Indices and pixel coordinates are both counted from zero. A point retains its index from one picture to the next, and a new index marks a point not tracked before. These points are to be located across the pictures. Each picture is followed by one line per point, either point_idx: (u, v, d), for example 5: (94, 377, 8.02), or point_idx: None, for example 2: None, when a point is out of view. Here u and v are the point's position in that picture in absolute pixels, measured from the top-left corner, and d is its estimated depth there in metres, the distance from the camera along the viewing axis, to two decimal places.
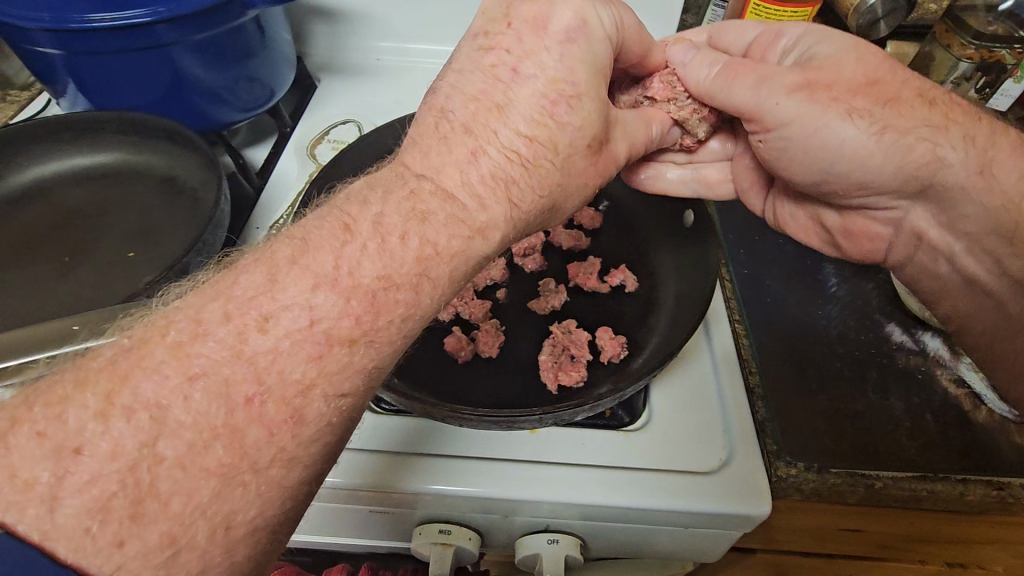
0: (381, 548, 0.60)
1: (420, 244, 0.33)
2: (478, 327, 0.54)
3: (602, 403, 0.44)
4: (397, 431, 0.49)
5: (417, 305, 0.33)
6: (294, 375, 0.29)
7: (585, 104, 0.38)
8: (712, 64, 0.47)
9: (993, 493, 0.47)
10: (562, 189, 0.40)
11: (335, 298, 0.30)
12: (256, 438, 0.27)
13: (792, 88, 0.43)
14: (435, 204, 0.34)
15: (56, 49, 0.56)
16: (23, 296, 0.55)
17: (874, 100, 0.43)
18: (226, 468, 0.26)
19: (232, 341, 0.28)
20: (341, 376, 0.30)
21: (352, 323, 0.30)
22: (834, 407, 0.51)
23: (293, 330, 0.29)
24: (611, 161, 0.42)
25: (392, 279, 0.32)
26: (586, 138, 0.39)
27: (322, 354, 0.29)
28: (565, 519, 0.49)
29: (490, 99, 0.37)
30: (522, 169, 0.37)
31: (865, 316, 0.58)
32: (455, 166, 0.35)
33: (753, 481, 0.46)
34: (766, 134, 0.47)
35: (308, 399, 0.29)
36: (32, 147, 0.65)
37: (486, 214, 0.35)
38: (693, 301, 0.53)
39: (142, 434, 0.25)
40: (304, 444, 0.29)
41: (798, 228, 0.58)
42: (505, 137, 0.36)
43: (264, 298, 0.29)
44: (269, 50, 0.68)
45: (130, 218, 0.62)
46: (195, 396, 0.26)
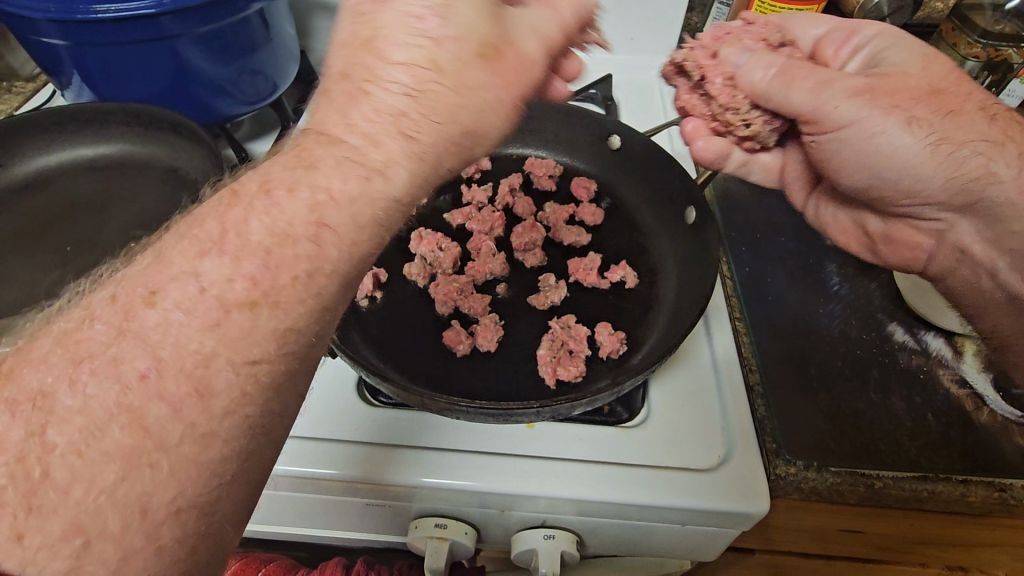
0: (378, 543, 0.60)
1: (311, 193, 0.28)
2: (478, 320, 0.53)
3: (600, 397, 0.44)
4: (392, 424, 0.49)
5: (323, 257, 0.28)
6: (190, 345, 0.25)
7: (458, 10, 0.30)
8: (768, 66, 0.44)
9: (995, 494, 0.46)
10: (466, 126, 0.32)
11: (223, 261, 0.26)
12: (159, 414, 0.24)
13: (854, 92, 0.43)
14: (321, 151, 0.29)
15: (61, 40, 0.56)
16: (24, 286, 0.55)
17: (934, 110, 0.44)
18: (130, 449, 0.23)
19: (118, 320, 0.25)
20: (247, 341, 0.26)
21: (248, 284, 0.26)
22: (835, 406, 0.50)
23: (182, 300, 0.25)
24: (527, 63, 0.32)
25: (287, 234, 0.27)
26: (474, 44, 0.30)
27: (218, 321, 0.26)
28: (562, 514, 0.49)
29: (358, 33, 0.31)
30: (408, 99, 0.30)
31: (868, 316, 0.57)
32: (337, 112, 0.30)
33: (752, 479, 0.46)
34: (821, 136, 0.46)
35: (212, 369, 0.25)
36: (37, 138, 0.65)
37: (383, 153, 0.29)
38: (694, 295, 0.53)
39: (29, 423, 0.22)
40: (218, 417, 0.25)
41: (839, 229, 0.58)
42: (378, 71, 0.30)
43: (151, 273, 0.26)
44: (273, 44, 0.68)
45: (132, 210, 0.63)
46: (82, 377, 0.23)
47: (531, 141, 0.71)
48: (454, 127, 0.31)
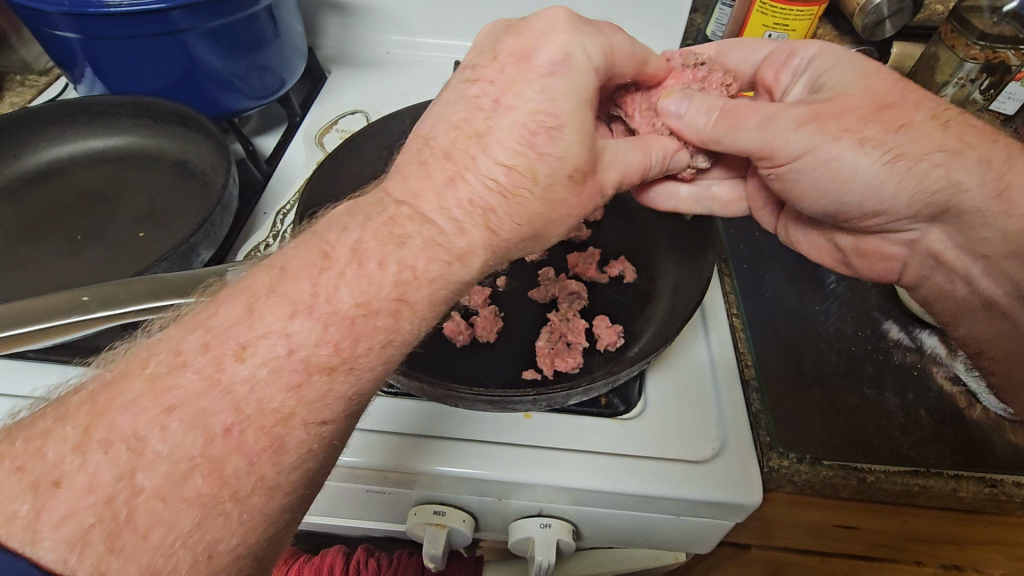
0: (378, 531, 0.61)
1: (397, 268, 0.33)
2: (477, 312, 0.54)
3: (595, 385, 0.45)
4: (392, 413, 0.50)
5: (397, 330, 0.33)
6: (272, 404, 0.30)
7: (567, 136, 0.37)
8: (709, 112, 0.46)
9: (986, 490, 0.47)
10: (543, 219, 0.39)
11: (313, 326, 0.31)
12: (236, 467, 0.28)
13: (800, 122, 0.43)
14: (412, 228, 0.35)
15: (74, 33, 0.58)
16: (35, 271, 0.56)
17: (885, 128, 0.43)
18: (207, 498, 0.27)
19: (210, 370, 0.29)
20: (319, 404, 0.31)
21: (331, 351, 0.31)
22: (829, 401, 0.51)
23: (270, 359, 0.30)
24: (600, 188, 0.41)
25: (371, 305, 0.33)
26: (569, 169, 0.38)
27: (300, 382, 0.30)
28: (558, 503, 0.49)
29: (471, 127, 0.37)
30: (499, 197, 0.37)
31: (863, 313, 0.58)
32: (434, 190, 0.36)
33: (745, 471, 0.47)
34: (779, 169, 0.47)
35: (287, 427, 0.30)
36: (50, 129, 0.66)
37: (465, 239, 0.36)
38: (691, 288, 0.54)
39: (119, 466, 0.26)
40: (285, 471, 0.30)
41: (811, 247, 0.58)
42: (484, 166, 0.37)
43: (242, 327, 0.30)
44: (281, 40, 0.69)
45: (141, 200, 0.64)
46: (172, 426, 0.27)
47: None
48: (529, 222, 0.38)
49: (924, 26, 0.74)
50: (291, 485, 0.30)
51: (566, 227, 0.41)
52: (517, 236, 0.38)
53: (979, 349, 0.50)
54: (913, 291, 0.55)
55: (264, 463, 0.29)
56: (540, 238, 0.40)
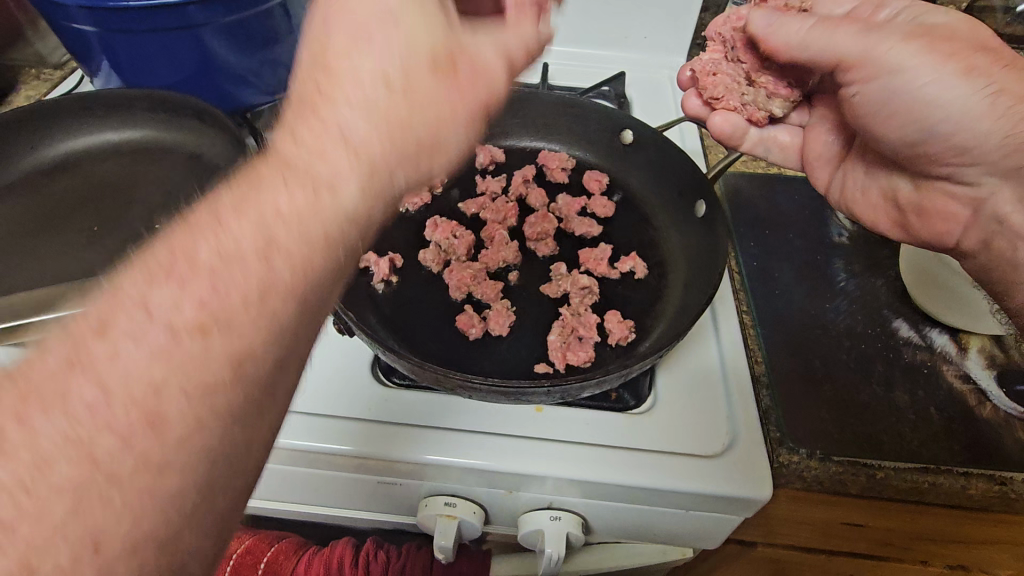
0: (387, 524, 0.61)
1: (258, 209, 0.27)
2: (489, 306, 0.55)
3: (609, 378, 0.46)
4: (405, 404, 0.50)
5: (273, 279, 0.26)
6: (139, 375, 0.23)
7: (453, 66, 0.33)
8: (804, 23, 0.51)
9: (996, 488, 0.47)
10: (425, 114, 0.32)
11: (172, 288, 0.24)
12: (113, 448, 0.22)
13: (910, 39, 0.48)
14: (272, 169, 0.28)
15: (91, 27, 0.58)
16: (51, 261, 0.57)
17: (994, 62, 0.47)
18: (80, 484, 0.21)
19: (68, 351, 0.22)
20: (199, 369, 0.24)
21: (198, 306, 0.24)
22: (839, 397, 0.51)
23: (133, 329, 0.23)
24: (480, 73, 0.34)
25: (233, 255, 0.26)
26: (428, 49, 0.32)
27: (168, 348, 0.23)
28: (568, 496, 0.50)
29: (319, 41, 0.31)
30: (362, 115, 0.30)
31: (874, 311, 0.58)
32: (293, 133, 0.29)
33: (755, 465, 0.47)
34: (864, 85, 0.51)
35: (165, 400, 0.23)
36: (64, 121, 0.67)
37: (330, 168, 0.29)
38: (703, 285, 0.54)
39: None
40: (179, 450, 0.23)
41: (868, 206, 0.62)
42: (347, 77, 0.30)
43: (100, 304, 0.24)
44: (295, 36, 0.69)
45: (156, 193, 0.64)
46: (32, 417, 0.21)
47: (546, 134, 0.73)
48: (411, 143, 0.32)
49: None
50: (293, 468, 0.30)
51: (453, 133, 0.34)
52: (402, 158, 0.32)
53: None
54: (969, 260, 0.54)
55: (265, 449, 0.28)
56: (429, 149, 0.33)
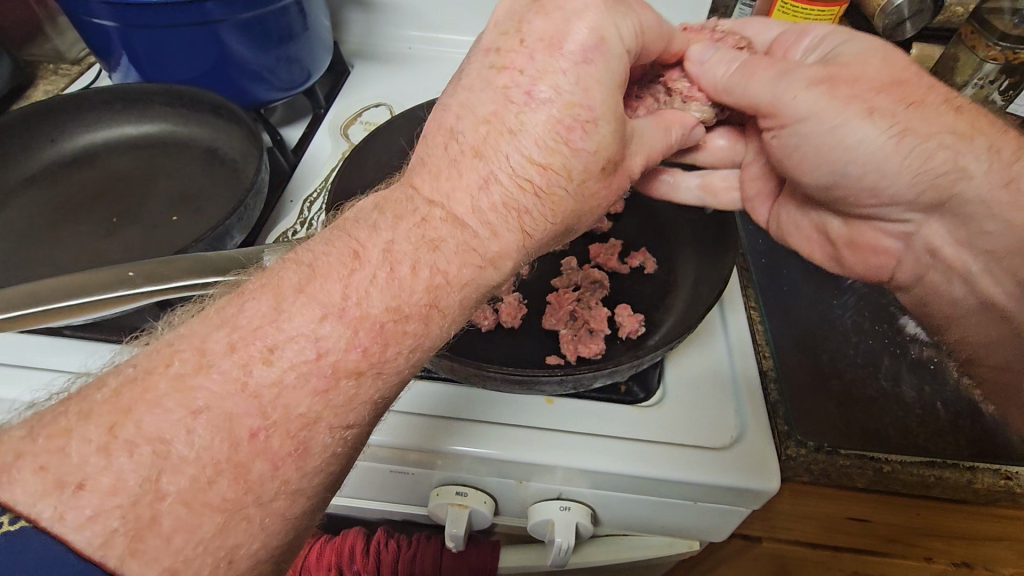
0: (396, 514, 0.62)
1: (430, 273, 0.34)
2: (501, 299, 0.56)
3: (621, 367, 0.47)
4: (418, 394, 0.51)
5: (426, 335, 0.34)
6: (298, 410, 0.30)
7: (600, 130, 0.37)
8: (730, 63, 0.47)
9: (1001, 482, 0.48)
10: (575, 214, 0.41)
11: (342, 329, 0.32)
12: (261, 471, 0.29)
13: (811, 82, 0.43)
14: (445, 230, 0.35)
15: (111, 21, 0.60)
16: (71, 251, 0.58)
17: (897, 100, 0.42)
18: (230, 504, 0.28)
19: (236, 373, 0.30)
20: (346, 408, 0.32)
21: (360, 355, 0.32)
22: (847, 391, 0.52)
23: (298, 363, 0.31)
24: (626, 181, 0.42)
25: (401, 309, 0.33)
26: (600, 162, 0.38)
27: (327, 388, 0.31)
28: (577, 487, 0.50)
29: (502, 122, 0.37)
30: (535, 198, 0.37)
31: (881, 309, 0.59)
32: (466, 191, 0.36)
33: (763, 457, 0.48)
34: (780, 130, 0.46)
35: (312, 432, 0.31)
36: (86, 114, 0.68)
37: (497, 243, 0.36)
38: (711, 280, 0.55)
39: (145, 469, 0.26)
40: (308, 475, 0.31)
41: (801, 238, 0.58)
42: (515, 163, 0.37)
43: (268, 329, 0.31)
44: (309, 33, 0.70)
45: (173, 185, 0.66)
46: (197, 430, 0.28)
47: None
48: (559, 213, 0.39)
49: (944, 28, 0.75)
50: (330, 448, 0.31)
51: (596, 217, 0.43)
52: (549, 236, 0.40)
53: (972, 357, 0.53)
54: (909, 289, 0.56)
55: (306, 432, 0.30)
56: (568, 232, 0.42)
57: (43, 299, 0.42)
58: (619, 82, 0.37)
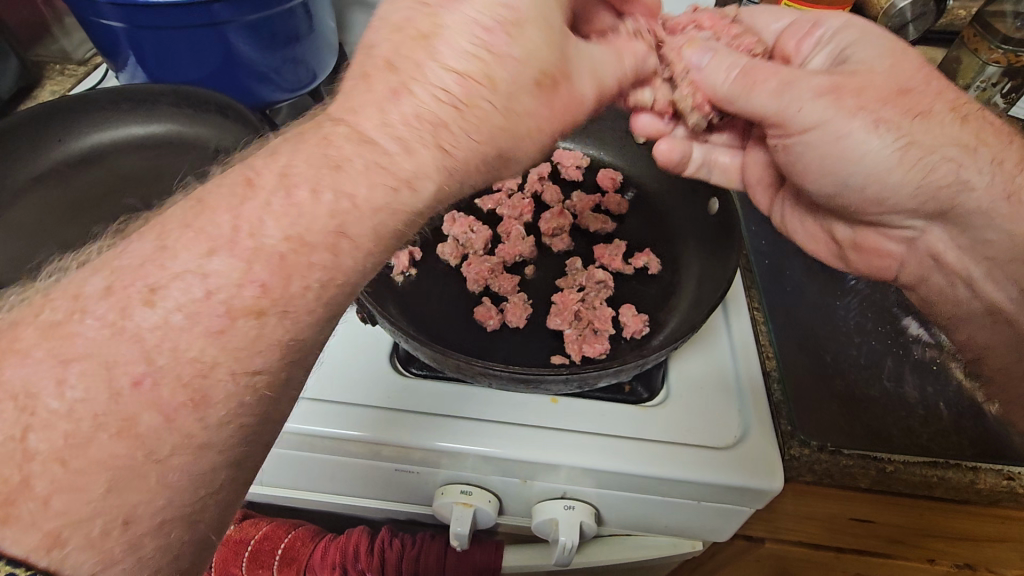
0: (400, 514, 0.62)
1: (334, 197, 0.31)
2: (506, 299, 0.56)
3: (626, 368, 0.47)
4: (421, 392, 0.52)
5: (337, 267, 0.32)
6: (189, 352, 0.28)
7: (529, 35, 0.35)
8: (730, 70, 0.47)
9: (1004, 483, 0.48)
10: (508, 136, 0.37)
11: (233, 263, 0.29)
12: (151, 422, 0.26)
13: (819, 92, 0.43)
14: (350, 150, 0.32)
15: (120, 22, 0.60)
16: (81, 251, 0.58)
17: (902, 112, 0.43)
18: (121, 459, 0.26)
19: (113, 316, 0.27)
20: (249, 351, 0.29)
21: (258, 292, 0.29)
22: (850, 392, 0.52)
23: (184, 302, 0.28)
24: (570, 102, 0.39)
25: (303, 239, 0.30)
26: (532, 75, 0.36)
27: (223, 328, 0.29)
28: (581, 486, 0.51)
29: (416, 28, 0.34)
30: (452, 108, 0.34)
31: (883, 310, 0.59)
32: (374, 105, 0.33)
33: (767, 456, 0.48)
34: (787, 139, 0.47)
35: (211, 379, 0.28)
36: (91, 114, 0.69)
37: (413, 161, 0.33)
38: (715, 280, 0.55)
39: (8, 425, 0.24)
40: (212, 426, 0.28)
41: (808, 236, 0.59)
42: (433, 74, 0.34)
43: (150, 269, 0.28)
44: (315, 35, 0.71)
45: (179, 185, 0.66)
46: (70, 379, 0.25)
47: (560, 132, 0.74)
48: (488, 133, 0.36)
49: (946, 31, 0.75)
50: None
51: (538, 144, 0.39)
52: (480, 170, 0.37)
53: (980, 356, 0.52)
54: (913, 290, 0.55)
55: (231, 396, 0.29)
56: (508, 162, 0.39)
57: None
58: None
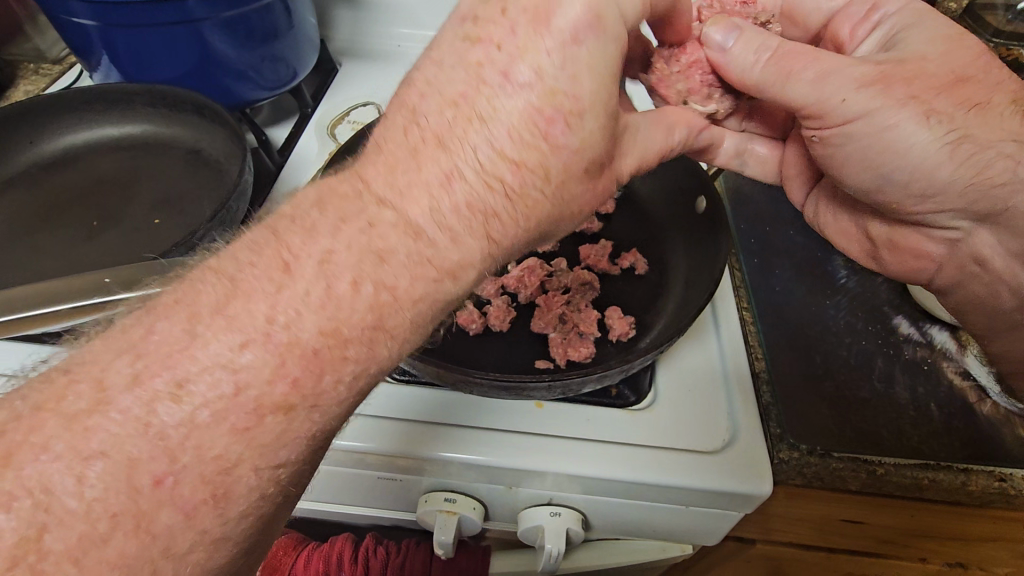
0: (385, 520, 0.61)
1: (375, 290, 0.31)
2: (489, 302, 0.55)
3: (610, 374, 0.46)
4: (405, 400, 0.50)
5: (370, 358, 0.31)
6: (213, 451, 0.27)
7: (586, 123, 0.35)
8: (759, 51, 0.44)
9: (996, 484, 0.47)
10: (551, 218, 0.38)
11: (267, 357, 0.28)
12: (169, 521, 0.26)
13: (862, 82, 0.42)
14: (395, 241, 0.31)
15: (91, 19, 0.58)
16: (52, 256, 0.57)
17: (957, 103, 0.42)
18: (129, 559, 0.25)
19: (138, 412, 0.26)
20: (274, 446, 0.29)
21: (288, 388, 0.29)
22: (839, 393, 0.51)
23: (212, 399, 0.27)
24: (612, 181, 0.40)
25: (340, 333, 0.30)
26: (584, 161, 0.36)
27: (249, 426, 0.28)
28: (567, 492, 0.50)
29: (471, 106, 0.33)
30: (505, 201, 0.34)
31: (874, 309, 0.58)
32: (425, 190, 0.32)
33: (754, 459, 0.47)
34: (825, 132, 0.46)
35: (233, 476, 0.28)
36: (65, 115, 0.67)
37: (459, 252, 0.33)
38: (702, 280, 0.54)
39: (25, 522, 0.24)
40: (228, 521, 0.28)
41: (838, 231, 0.58)
42: (484, 157, 0.33)
43: (180, 357, 0.27)
44: (295, 32, 0.69)
45: (154, 188, 0.64)
46: (90, 476, 0.25)
47: None
48: (541, 212, 0.37)
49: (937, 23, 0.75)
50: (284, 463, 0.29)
51: (576, 220, 0.41)
52: (522, 235, 0.37)
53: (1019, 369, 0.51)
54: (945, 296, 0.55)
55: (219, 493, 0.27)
56: (548, 233, 0.40)
57: (17, 305, 0.41)
58: (611, 73, 0.35)
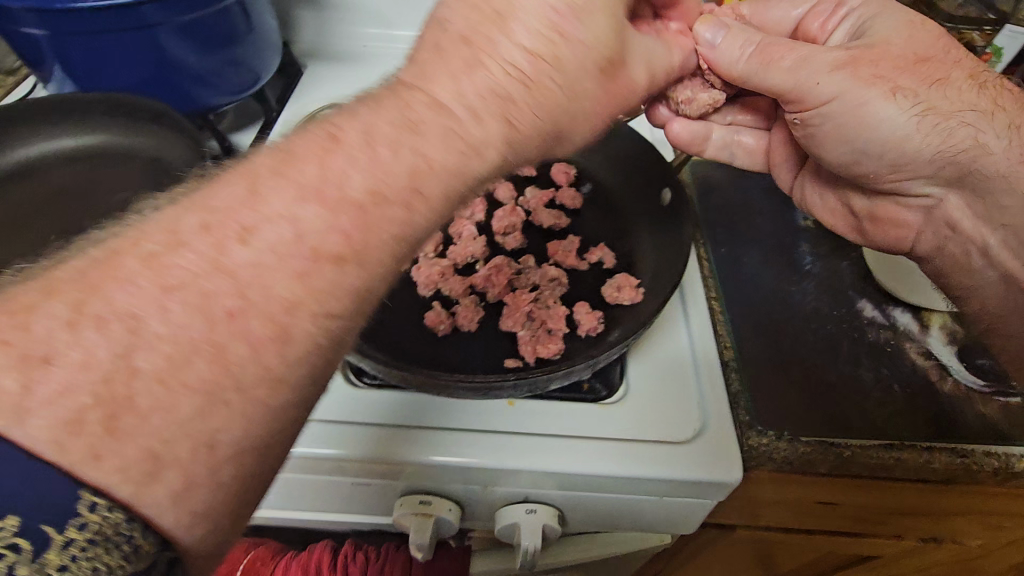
0: (365, 525, 0.60)
1: (413, 157, 0.31)
2: (458, 302, 0.55)
3: (576, 369, 0.46)
4: (384, 407, 0.50)
5: (409, 224, 0.31)
6: (277, 291, 0.27)
7: (597, 20, 0.37)
8: (745, 47, 0.48)
9: (958, 460, 0.48)
10: (568, 114, 0.38)
11: (324, 211, 0.29)
12: (240, 351, 0.26)
13: (835, 65, 0.45)
14: (424, 113, 0.33)
15: (42, 29, 0.57)
16: None
17: (920, 80, 0.45)
18: (210, 385, 0.25)
19: (211, 253, 0.26)
20: (330, 295, 0.29)
21: (341, 240, 0.29)
22: (804, 377, 0.52)
23: (276, 243, 0.27)
24: (626, 86, 0.41)
25: (382, 194, 0.30)
26: (595, 58, 0.37)
27: (308, 270, 0.28)
28: (544, 489, 0.50)
29: (490, 6, 0.35)
30: (522, 85, 0.35)
31: (839, 293, 0.59)
32: (449, 76, 0.34)
33: (726, 448, 0.48)
34: (804, 116, 0.48)
35: (295, 318, 0.28)
36: (17, 127, 0.65)
37: (481, 129, 0.34)
38: (669, 271, 0.54)
39: (116, 344, 0.24)
40: (291, 363, 0.28)
41: (826, 211, 0.60)
42: (505, 50, 0.35)
43: (245, 210, 0.28)
44: (254, 36, 0.69)
45: (117, 201, 0.63)
46: (173, 307, 0.25)
47: None
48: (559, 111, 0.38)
49: None
50: (297, 380, 0.28)
51: (593, 126, 0.41)
52: (542, 128, 0.37)
53: (991, 326, 0.51)
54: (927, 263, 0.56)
55: (288, 376, 0.28)
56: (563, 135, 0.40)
57: None
58: None
